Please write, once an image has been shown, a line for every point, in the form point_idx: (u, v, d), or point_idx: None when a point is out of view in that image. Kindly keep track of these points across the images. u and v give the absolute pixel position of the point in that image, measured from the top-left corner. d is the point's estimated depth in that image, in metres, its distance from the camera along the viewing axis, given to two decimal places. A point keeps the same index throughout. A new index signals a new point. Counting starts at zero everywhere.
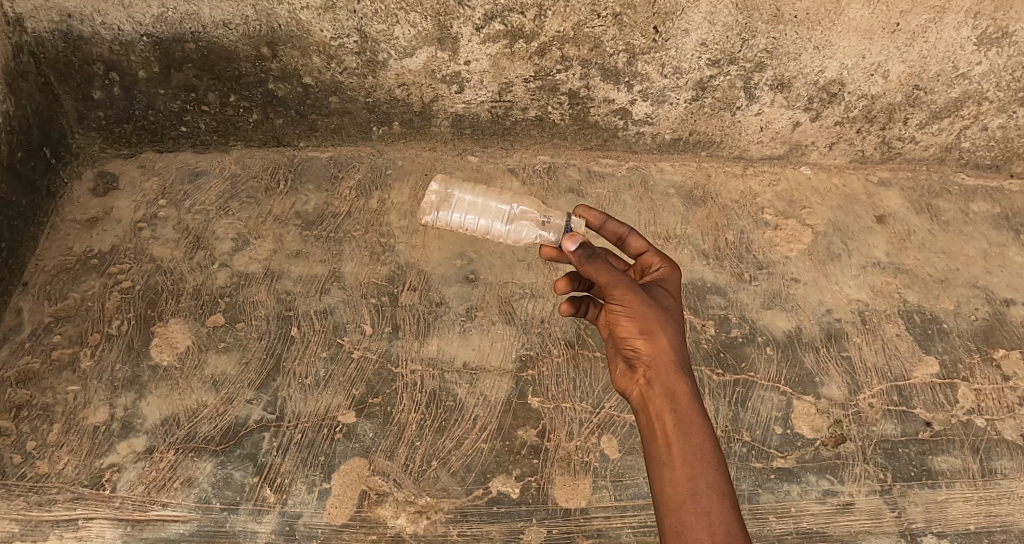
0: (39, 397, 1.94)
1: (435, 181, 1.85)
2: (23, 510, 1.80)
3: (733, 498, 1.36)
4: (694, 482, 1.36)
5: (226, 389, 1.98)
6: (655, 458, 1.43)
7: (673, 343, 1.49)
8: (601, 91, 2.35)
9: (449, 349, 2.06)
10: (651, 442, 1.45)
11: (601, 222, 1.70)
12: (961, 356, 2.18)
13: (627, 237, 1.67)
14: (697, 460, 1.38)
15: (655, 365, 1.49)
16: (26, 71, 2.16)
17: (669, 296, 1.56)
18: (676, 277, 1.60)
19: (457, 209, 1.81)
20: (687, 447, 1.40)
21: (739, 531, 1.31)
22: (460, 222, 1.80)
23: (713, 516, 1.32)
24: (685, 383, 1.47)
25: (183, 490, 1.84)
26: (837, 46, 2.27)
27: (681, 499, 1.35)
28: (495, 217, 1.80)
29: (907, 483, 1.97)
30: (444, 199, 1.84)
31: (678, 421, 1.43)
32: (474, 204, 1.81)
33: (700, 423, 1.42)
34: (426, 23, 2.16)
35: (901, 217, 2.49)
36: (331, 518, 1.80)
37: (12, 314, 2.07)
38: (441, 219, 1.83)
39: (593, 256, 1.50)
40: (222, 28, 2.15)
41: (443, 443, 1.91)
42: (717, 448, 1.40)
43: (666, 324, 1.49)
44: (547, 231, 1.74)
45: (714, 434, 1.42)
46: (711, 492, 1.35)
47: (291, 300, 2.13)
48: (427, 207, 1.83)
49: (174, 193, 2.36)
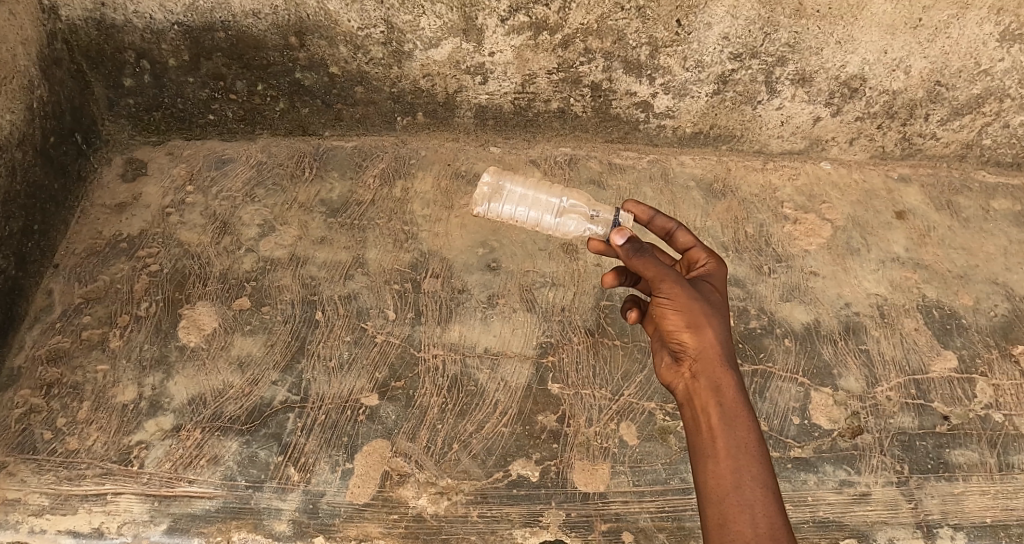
0: (69, 375, 1.99)
1: (488, 174, 1.98)
2: (54, 484, 1.85)
3: (776, 492, 1.38)
4: (737, 474, 1.39)
5: (252, 370, 2.02)
6: (698, 450, 1.46)
7: (720, 338, 1.52)
8: (623, 84, 2.37)
9: (470, 336, 2.09)
10: (695, 434, 1.48)
11: (650, 217, 1.71)
12: (979, 352, 2.19)
13: (675, 232, 1.70)
14: (741, 453, 1.41)
15: (700, 358, 1.52)
16: (60, 57, 2.21)
17: (715, 292, 1.59)
18: (722, 273, 1.63)
19: (509, 202, 1.94)
20: (731, 439, 1.43)
21: (782, 526, 1.34)
22: (511, 213, 1.91)
23: (755, 509, 1.35)
24: (730, 377, 1.49)
25: (209, 468, 1.87)
26: (859, 41, 2.28)
27: (725, 492, 1.38)
28: (545, 211, 1.90)
29: (923, 475, 1.98)
30: (496, 193, 1.97)
31: (723, 414, 1.45)
32: (525, 198, 1.93)
33: (744, 417, 1.45)
34: (452, 14, 2.19)
35: (921, 213, 2.50)
36: (353, 497, 1.84)
37: (43, 295, 2.12)
38: (491, 211, 1.94)
39: (641, 251, 1.50)
40: (252, 17, 2.19)
41: (464, 426, 1.94)
42: (760, 443, 1.43)
43: (712, 319, 1.52)
44: (594, 225, 1.80)
45: (758, 429, 1.45)
46: (754, 486, 1.38)
47: (315, 285, 2.17)
48: (479, 199, 1.95)
49: (201, 179, 2.40)
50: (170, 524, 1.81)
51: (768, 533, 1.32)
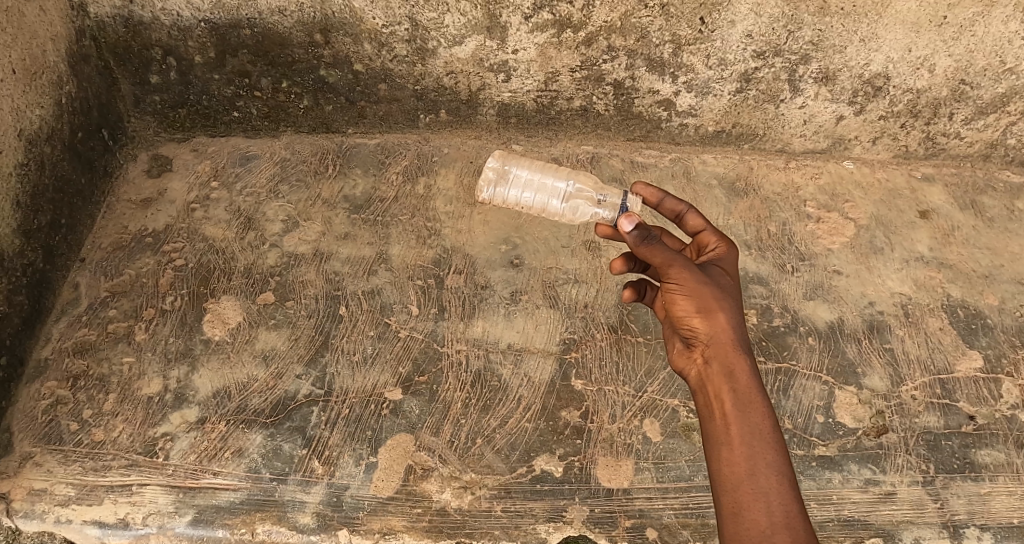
0: (95, 367, 2.01)
1: (494, 156, 1.91)
2: (80, 474, 1.86)
3: (792, 480, 1.38)
4: (752, 462, 1.38)
5: (276, 363, 2.03)
6: (712, 437, 1.46)
7: (732, 322, 1.52)
8: (646, 82, 2.37)
9: (493, 331, 2.09)
10: (709, 421, 1.48)
11: (659, 199, 1.70)
12: (1005, 352, 2.17)
13: (685, 214, 1.69)
14: (755, 440, 1.40)
15: (712, 343, 1.52)
16: (87, 54, 2.24)
17: (726, 275, 1.58)
18: (732, 256, 1.62)
19: (515, 185, 1.88)
20: (746, 426, 1.42)
21: (798, 513, 1.33)
22: (517, 198, 1.86)
23: (771, 496, 1.35)
24: (744, 363, 1.49)
25: (233, 460, 1.88)
26: (883, 38, 2.27)
27: (740, 479, 1.38)
28: (551, 195, 1.87)
29: (949, 475, 1.96)
30: (501, 175, 1.90)
31: (737, 401, 1.45)
32: (531, 181, 1.87)
33: (759, 403, 1.44)
34: (476, 12, 2.20)
35: (945, 212, 2.48)
36: (377, 490, 1.84)
37: (70, 288, 2.15)
38: (497, 196, 1.89)
39: (648, 239, 1.48)
40: (277, 15, 2.21)
41: (488, 421, 1.94)
42: (775, 429, 1.42)
43: (724, 303, 1.51)
44: (603, 209, 1.78)
45: (773, 415, 1.44)
46: (769, 473, 1.37)
47: (339, 280, 2.18)
48: (483, 183, 1.89)
49: (225, 176, 2.42)
50: (195, 516, 1.82)
51: (784, 521, 1.32)
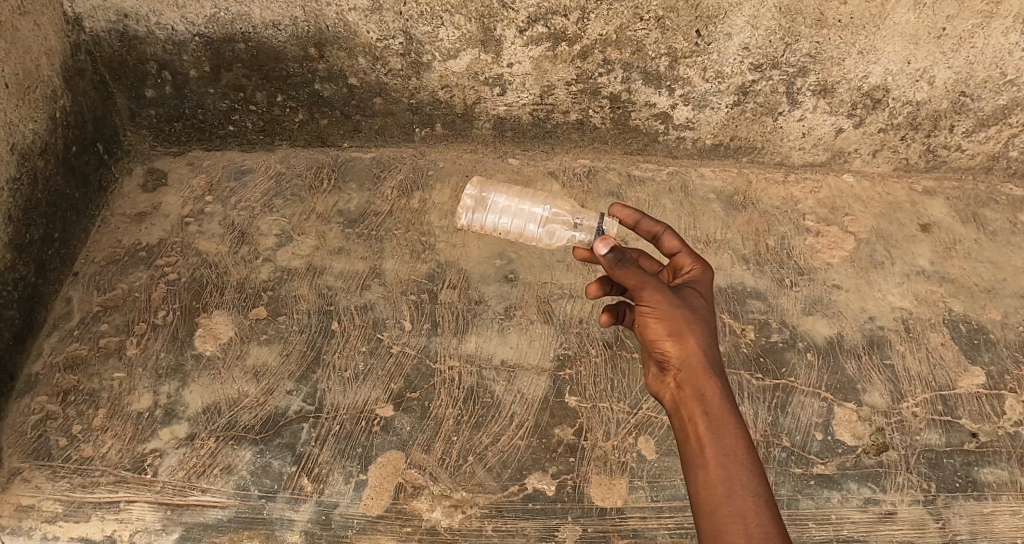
0: (86, 383, 1.99)
1: (471, 184, 1.90)
2: (67, 491, 1.84)
3: (769, 502, 1.34)
4: (728, 484, 1.35)
5: (267, 380, 2.01)
6: (688, 461, 1.42)
7: (706, 343, 1.49)
8: (642, 95, 2.36)
9: (487, 347, 2.07)
10: (685, 444, 1.45)
11: (636, 220, 1.68)
12: (1008, 368, 2.13)
13: (661, 236, 1.67)
14: (730, 462, 1.37)
15: (688, 366, 1.49)
16: (83, 68, 2.24)
17: (700, 297, 1.55)
18: (707, 277, 1.60)
19: (492, 212, 1.85)
20: (720, 448, 1.39)
21: (776, 534, 1.29)
22: (495, 225, 1.85)
23: (747, 518, 1.31)
24: (719, 385, 1.46)
25: (222, 477, 1.86)
26: (882, 51, 2.25)
27: (716, 501, 1.34)
28: (528, 220, 1.83)
29: (951, 494, 1.92)
30: (480, 202, 1.88)
31: (711, 423, 1.42)
32: (508, 207, 1.84)
33: (733, 426, 1.41)
34: (470, 25, 2.19)
35: (946, 226, 2.45)
36: (367, 509, 1.81)
37: (62, 303, 2.14)
38: (475, 221, 1.87)
39: (623, 261, 1.48)
40: (272, 29, 2.21)
41: (480, 438, 1.91)
42: (751, 450, 1.39)
43: (696, 326, 1.49)
44: (578, 232, 1.73)
45: (749, 436, 1.40)
46: (745, 495, 1.34)
47: (332, 295, 2.17)
48: (461, 210, 1.87)
49: (220, 190, 2.41)
50: (182, 533, 1.79)
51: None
